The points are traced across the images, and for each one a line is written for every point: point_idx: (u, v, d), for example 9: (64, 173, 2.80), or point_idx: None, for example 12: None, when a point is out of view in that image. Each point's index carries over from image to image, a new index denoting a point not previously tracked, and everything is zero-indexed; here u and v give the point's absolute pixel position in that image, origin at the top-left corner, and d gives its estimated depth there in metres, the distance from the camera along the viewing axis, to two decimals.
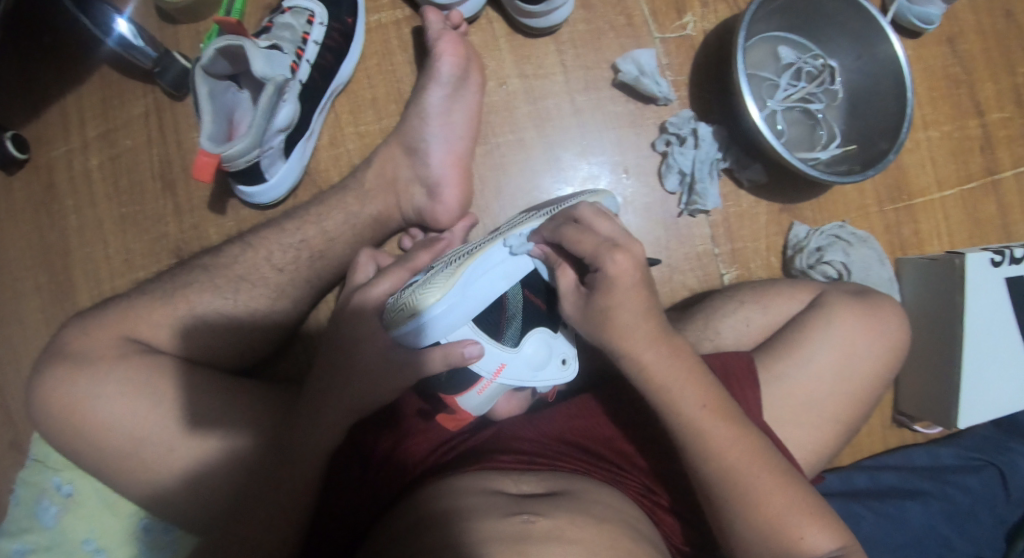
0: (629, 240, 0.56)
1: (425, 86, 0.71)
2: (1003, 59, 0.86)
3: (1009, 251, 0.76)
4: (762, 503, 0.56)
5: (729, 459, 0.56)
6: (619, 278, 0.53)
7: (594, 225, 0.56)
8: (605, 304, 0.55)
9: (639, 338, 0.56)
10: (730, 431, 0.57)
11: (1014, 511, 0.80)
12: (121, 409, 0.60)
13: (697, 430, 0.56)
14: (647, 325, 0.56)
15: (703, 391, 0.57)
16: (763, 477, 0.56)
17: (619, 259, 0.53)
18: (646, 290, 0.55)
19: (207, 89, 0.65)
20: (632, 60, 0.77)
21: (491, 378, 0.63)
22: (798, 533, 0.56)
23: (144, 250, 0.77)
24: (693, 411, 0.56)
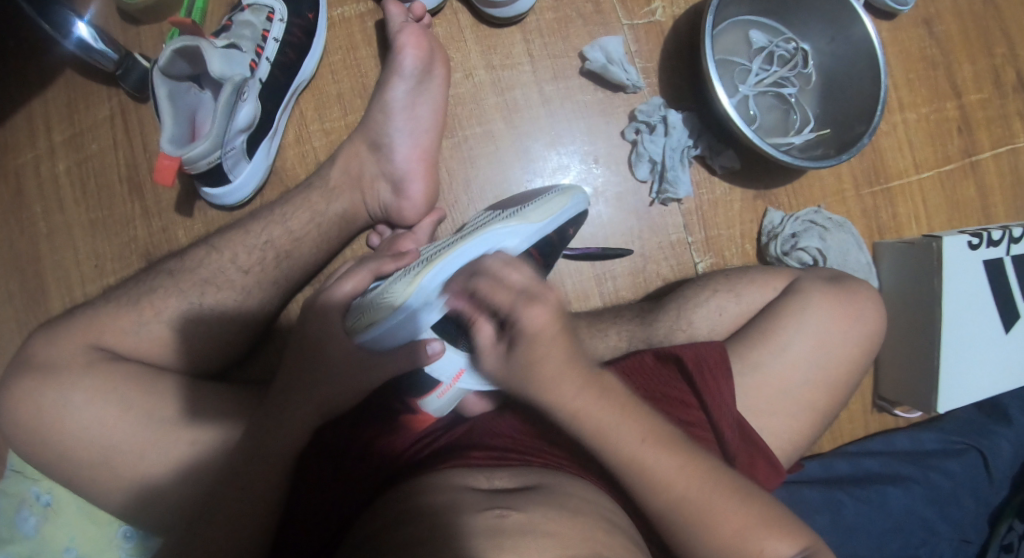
0: (547, 289, 0.53)
1: (388, 80, 0.70)
2: (980, 39, 0.84)
3: (986, 234, 0.75)
4: (719, 524, 0.55)
5: (678, 486, 0.55)
6: (538, 334, 0.51)
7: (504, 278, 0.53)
8: (525, 363, 0.52)
9: (564, 388, 0.53)
10: (676, 461, 0.55)
11: (996, 493, 0.80)
12: (88, 418, 0.59)
13: (640, 463, 0.55)
14: (570, 374, 0.53)
15: (642, 422, 0.56)
16: (726, 495, 0.56)
17: (533, 313, 0.50)
18: (565, 339, 0.53)
19: (166, 91, 0.64)
20: (599, 47, 0.76)
21: (448, 383, 0.66)
22: (760, 545, 0.55)
23: (113, 255, 0.76)
24: (631, 445, 0.55)
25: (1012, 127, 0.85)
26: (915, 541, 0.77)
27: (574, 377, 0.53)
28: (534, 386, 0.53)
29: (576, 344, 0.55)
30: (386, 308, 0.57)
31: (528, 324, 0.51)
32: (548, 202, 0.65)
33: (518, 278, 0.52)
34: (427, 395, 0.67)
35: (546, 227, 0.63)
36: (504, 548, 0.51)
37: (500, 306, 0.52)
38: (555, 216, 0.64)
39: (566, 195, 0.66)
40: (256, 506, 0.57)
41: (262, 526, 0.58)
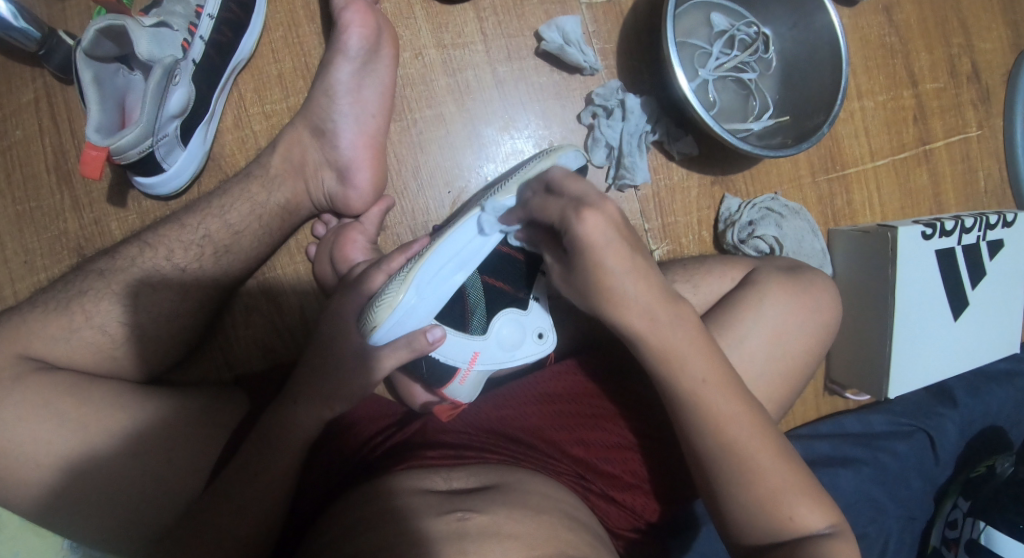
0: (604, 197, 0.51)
1: (332, 61, 0.66)
2: (938, 29, 0.84)
3: (939, 224, 0.76)
4: (763, 476, 0.56)
5: (733, 429, 0.57)
6: (593, 241, 0.49)
7: (564, 188, 0.53)
8: (586, 274, 0.51)
9: (635, 301, 0.53)
10: (735, 405, 0.57)
11: (940, 472, 0.83)
12: (18, 434, 0.56)
13: (706, 395, 0.57)
14: (639, 285, 0.53)
15: (712, 363, 0.57)
16: (769, 452, 0.57)
17: (588, 220, 0.48)
18: (626, 246, 0.51)
19: (91, 75, 0.60)
20: (556, 27, 0.72)
21: (467, 367, 0.65)
22: (791, 512, 0.56)
23: (43, 251, 0.71)
24: (694, 380, 0.57)
25: (965, 117, 0.85)
26: (864, 520, 0.79)
27: (648, 296, 0.53)
28: (594, 288, 0.53)
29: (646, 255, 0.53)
30: (387, 309, 0.57)
31: (579, 227, 0.49)
32: (529, 170, 0.64)
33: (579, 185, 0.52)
34: (449, 384, 0.66)
35: None
36: (469, 551, 0.52)
37: (552, 216, 0.52)
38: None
39: (550, 158, 0.66)
40: (259, 500, 0.58)
41: (254, 528, 0.57)
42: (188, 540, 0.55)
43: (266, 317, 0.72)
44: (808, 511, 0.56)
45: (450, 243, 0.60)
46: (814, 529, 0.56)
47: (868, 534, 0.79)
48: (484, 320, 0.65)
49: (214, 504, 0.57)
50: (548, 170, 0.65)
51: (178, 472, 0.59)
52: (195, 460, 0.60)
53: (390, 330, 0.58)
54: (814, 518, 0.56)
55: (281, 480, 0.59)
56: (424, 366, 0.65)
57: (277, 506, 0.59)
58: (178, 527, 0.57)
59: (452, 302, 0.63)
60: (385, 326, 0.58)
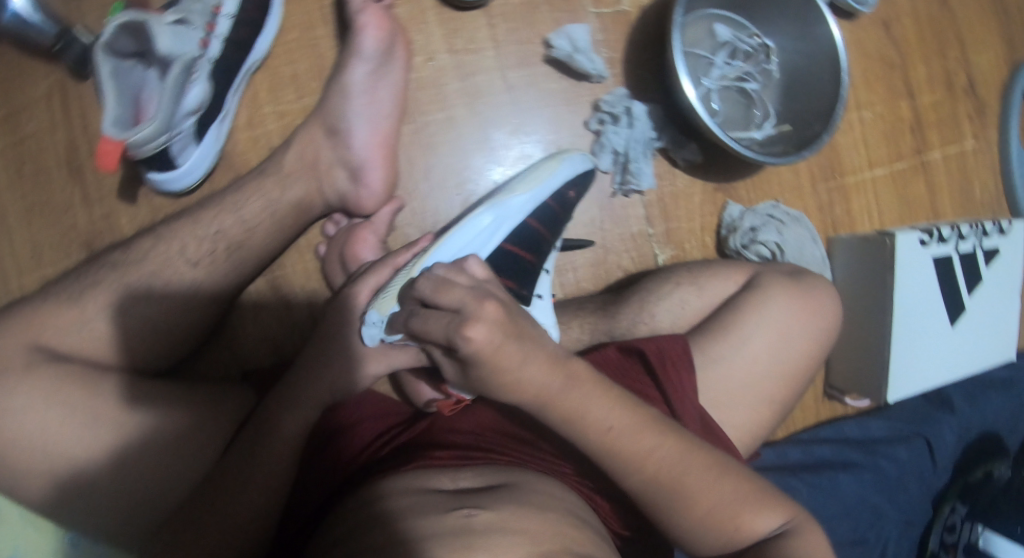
0: (479, 296, 0.48)
1: (348, 62, 0.67)
2: (935, 43, 0.86)
3: (936, 231, 0.78)
4: (697, 501, 0.56)
5: (654, 463, 0.55)
6: (483, 351, 0.47)
7: (437, 299, 0.50)
8: (484, 374, 0.49)
9: (531, 387, 0.51)
10: (646, 442, 0.55)
11: (939, 477, 0.84)
12: (29, 422, 0.56)
13: (618, 446, 0.54)
14: (537, 368, 0.51)
15: (614, 410, 0.55)
16: (704, 471, 0.56)
17: (473, 331, 0.46)
18: (514, 340, 0.49)
19: (109, 69, 0.61)
20: (565, 35, 0.75)
21: None
22: (736, 522, 0.57)
23: (51, 244, 0.71)
24: (600, 432, 0.53)
25: (961, 129, 0.87)
26: (865, 525, 0.80)
27: (547, 383, 0.52)
28: (496, 385, 0.51)
29: (532, 335, 0.51)
30: (390, 298, 0.59)
31: (467, 347, 0.47)
32: (535, 172, 0.67)
33: (452, 294, 0.48)
34: (451, 380, 0.66)
35: (538, 194, 0.65)
36: (476, 546, 0.51)
37: (439, 335, 0.49)
38: (545, 181, 0.66)
39: (556, 161, 0.68)
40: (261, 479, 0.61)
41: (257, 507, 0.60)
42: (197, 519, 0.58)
43: (273, 315, 0.72)
44: (756, 518, 0.57)
45: (457, 236, 0.60)
46: (763, 532, 0.58)
47: (867, 539, 0.80)
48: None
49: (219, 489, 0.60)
50: (553, 171, 0.67)
51: (186, 460, 0.61)
52: (201, 448, 0.62)
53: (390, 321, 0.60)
54: (763, 521, 0.58)
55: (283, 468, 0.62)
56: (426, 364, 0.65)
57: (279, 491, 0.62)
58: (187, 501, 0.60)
59: None
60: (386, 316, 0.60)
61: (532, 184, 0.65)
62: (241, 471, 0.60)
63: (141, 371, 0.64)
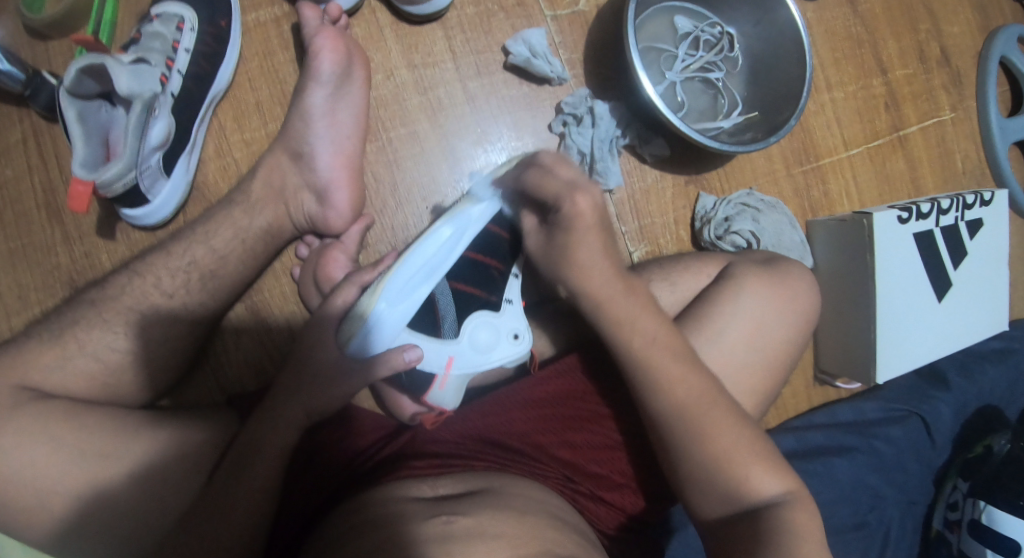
0: (587, 185, 0.56)
1: (306, 86, 0.68)
2: (904, 16, 0.85)
3: (915, 208, 0.77)
4: (716, 438, 0.58)
5: (684, 390, 0.59)
6: (581, 218, 0.56)
7: (551, 171, 0.57)
8: (565, 242, 0.58)
9: (597, 275, 0.59)
10: (681, 368, 0.59)
11: (937, 456, 0.83)
12: (17, 462, 0.58)
13: (652, 361, 0.59)
14: (604, 262, 0.59)
15: (662, 326, 0.61)
16: (724, 411, 0.59)
17: (583, 201, 0.55)
18: (602, 229, 0.58)
19: (75, 112, 0.63)
20: (522, 40, 0.74)
21: (444, 372, 0.67)
22: (742, 490, 0.58)
23: (36, 285, 0.74)
24: (645, 341, 0.60)
25: (937, 101, 0.86)
26: (863, 509, 0.79)
27: (605, 267, 0.60)
28: (568, 261, 0.59)
29: (613, 236, 0.60)
30: (359, 321, 0.61)
31: (574, 208, 0.55)
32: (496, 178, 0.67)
33: (565, 172, 0.56)
34: (430, 390, 0.68)
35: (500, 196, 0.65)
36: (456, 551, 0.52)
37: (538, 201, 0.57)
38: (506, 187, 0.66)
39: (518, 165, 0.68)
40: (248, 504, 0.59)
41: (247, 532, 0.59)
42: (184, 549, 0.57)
43: (256, 338, 0.74)
44: (763, 475, 0.58)
45: (419, 252, 0.62)
46: (769, 494, 0.58)
47: (867, 522, 0.79)
48: (455, 324, 0.67)
49: (206, 516, 0.58)
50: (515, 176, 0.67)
51: (171, 489, 0.61)
52: (185, 480, 0.62)
53: (361, 342, 0.62)
54: (769, 484, 0.58)
55: (265, 493, 0.60)
56: (403, 375, 0.67)
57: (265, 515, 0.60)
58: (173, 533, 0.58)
59: (422, 311, 0.65)
60: (357, 338, 0.61)
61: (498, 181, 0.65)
62: (224, 499, 0.59)
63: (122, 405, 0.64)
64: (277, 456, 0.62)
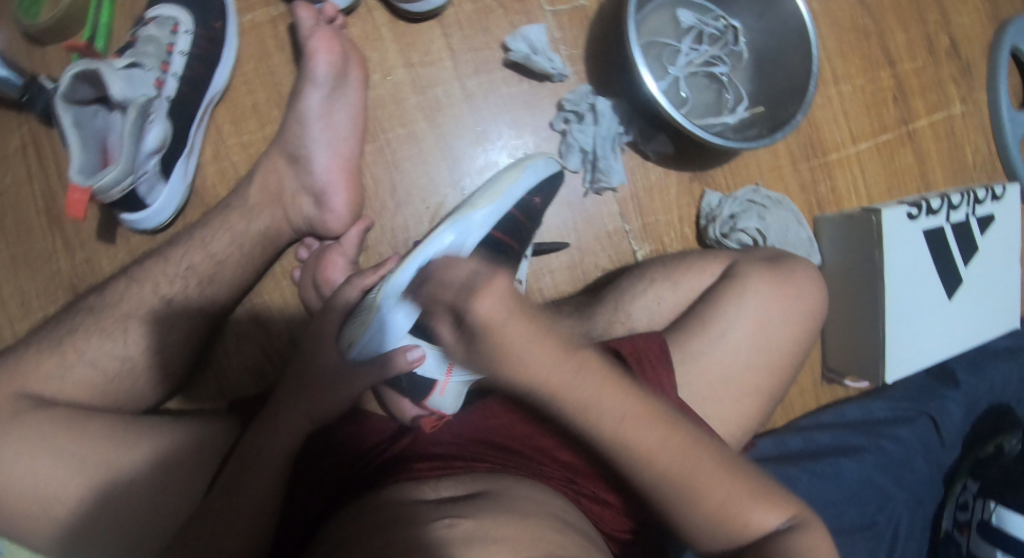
0: (489, 275, 0.47)
1: (302, 89, 0.67)
2: (912, 6, 0.83)
3: (924, 204, 0.75)
4: (705, 497, 0.56)
5: (662, 459, 0.55)
6: (491, 322, 0.45)
7: (444, 277, 0.49)
8: (491, 351, 0.47)
9: (537, 369, 0.49)
10: (656, 435, 0.54)
11: (948, 454, 0.82)
12: (20, 470, 0.58)
13: (625, 437, 0.54)
14: (541, 350, 0.48)
15: (628, 400, 0.54)
16: (710, 467, 0.56)
17: (484, 303, 0.45)
18: (522, 316, 0.47)
19: (71, 119, 0.62)
20: (522, 37, 0.73)
21: (444, 379, 0.66)
22: (743, 519, 0.56)
23: (38, 291, 0.74)
24: (613, 422, 0.53)
25: (947, 93, 0.84)
26: (872, 509, 0.78)
27: (553, 358, 0.49)
28: (499, 367, 0.48)
29: (539, 319, 0.49)
30: (360, 326, 0.62)
31: (472, 316, 0.45)
32: (497, 183, 0.66)
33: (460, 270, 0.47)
34: (429, 396, 0.67)
35: (500, 205, 0.64)
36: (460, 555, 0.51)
37: (446, 301, 0.47)
38: (507, 192, 0.65)
39: (518, 168, 0.67)
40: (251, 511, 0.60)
41: (251, 539, 0.59)
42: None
43: (256, 343, 0.74)
44: (762, 513, 0.56)
45: (423, 256, 0.60)
46: (769, 527, 0.56)
47: (875, 522, 0.78)
48: None
49: (206, 527, 0.58)
50: (516, 179, 0.66)
51: (174, 497, 0.61)
52: (186, 489, 0.62)
53: (364, 346, 0.62)
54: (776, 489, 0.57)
55: (267, 501, 0.61)
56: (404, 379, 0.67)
57: (267, 522, 0.61)
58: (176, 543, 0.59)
59: None
60: (357, 343, 0.62)
61: (494, 196, 0.65)
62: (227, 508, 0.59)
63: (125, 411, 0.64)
64: (278, 463, 0.62)
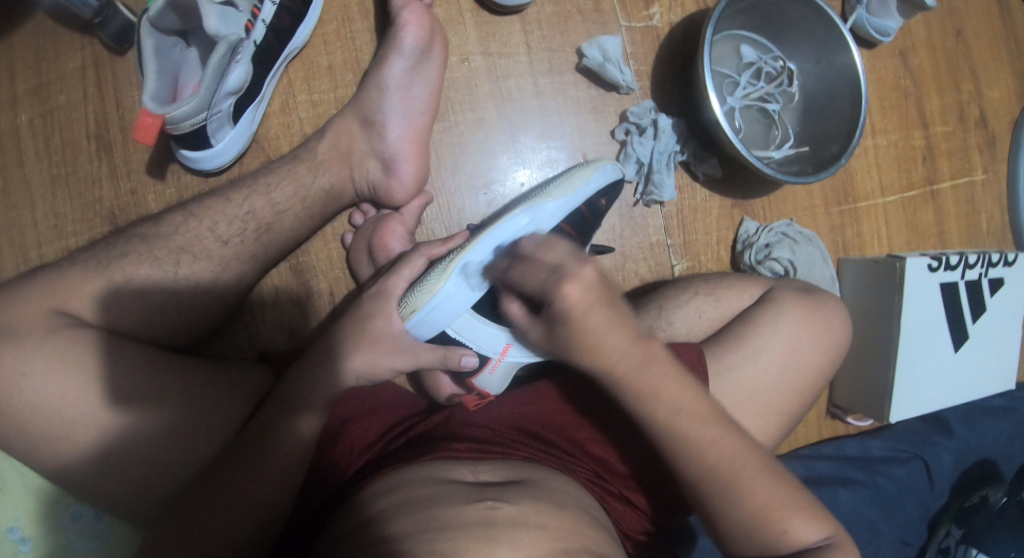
0: (579, 262, 0.52)
1: (387, 56, 0.68)
2: (950, 76, 0.89)
3: (945, 259, 0.80)
4: (752, 494, 0.57)
5: (714, 455, 0.57)
6: (575, 307, 0.51)
7: (537, 255, 0.54)
8: (571, 331, 0.53)
9: (610, 351, 0.54)
10: (713, 431, 0.57)
11: (935, 500, 0.86)
12: (49, 389, 0.56)
13: (681, 428, 0.57)
14: (617, 336, 0.54)
15: (687, 395, 0.57)
16: (756, 470, 0.57)
17: (570, 292, 0.51)
18: (604, 305, 0.53)
19: (153, 45, 0.62)
20: (597, 45, 0.76)
21: (497, 357, 0.68)
22: (783, 526, 0.57)
23: (75, 216, 0.72)
24: (669, 411, 0.56)
25: (971, 161, 0.90)
26: (863, 542, 0.81)
27: (625, 347, 0.55)
28: (578, 347, 0.55)
29: (619, 304, 0.54)
30: (426, 295, 0.62)
31: (563, 302, 0.51)
32: (570, 178, 0.68)
33: (553, 256, 0.53)
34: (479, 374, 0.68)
35: (573, 200, 0.67)
36: (498, 540, 0.52)
37: (534, 287, 0.53)
38: (579, 188, 0.67)
39: (590, 167, 0.69)
40: (281, 461, 0.59)
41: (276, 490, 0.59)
42: (210, 500, 0.57)
43: (295, 301, 0.73)
44: (799, 523, 0.57)
45: (498, 232, 0.63)
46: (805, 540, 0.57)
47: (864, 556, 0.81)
48: None
49: (234, 470, 0.58)
50: (587, 178, 0.68)
51: (202, 437, 0.61)
52: (214, 430, 0.61)
53: (424, 316, 0.62)
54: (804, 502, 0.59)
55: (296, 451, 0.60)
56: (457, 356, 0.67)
57: (293, 477, 0.60)
58: (202, 482, 0.58)
59: None
60: (418, 312, 0.62)
61: (571, 188, 0.67)
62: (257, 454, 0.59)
63: (160, 345, 0.64)
64: (313, 417, 0.62)
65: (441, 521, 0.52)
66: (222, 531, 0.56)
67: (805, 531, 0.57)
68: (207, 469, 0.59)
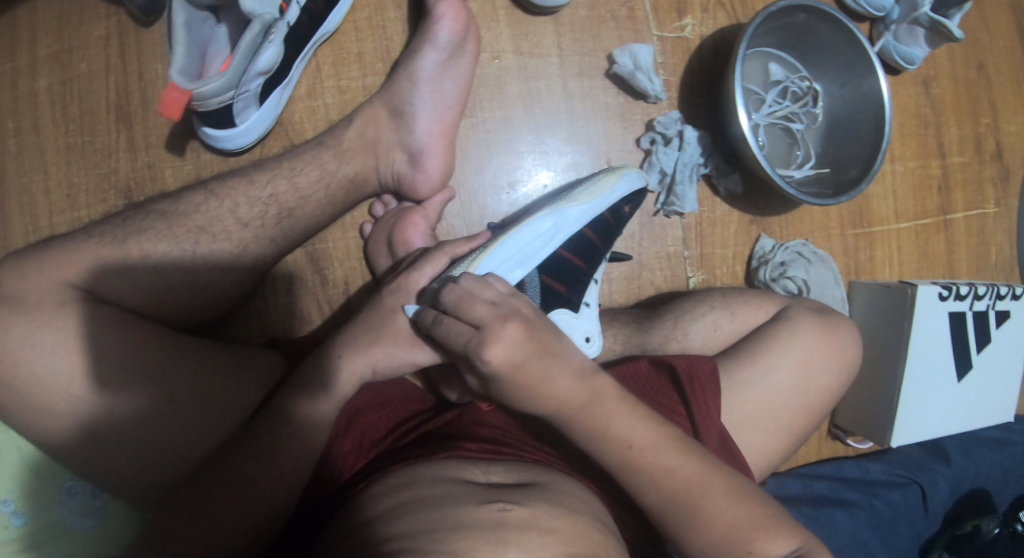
0: (501, 319, 0.53)
1: (420, 48, 0.67)
2: (969, 108, 0.90)
3: (955, 288, 0.81)
4: (716, 517, 0.54)
5: (673, 482, 0.54)
6: (499, 370, 0.52)
7: (462, 311, 0.54)
8: (506, 387, 0.54)
9: (553, 395, 0.54)
10: (678, 457, 0.54)
11: (929, 526, 0.86)
12: (56, 362, 0.54)
13: (643, 461, 0.54)
14: (558, 377, 0.54)
15: (641, 425, 0.54)
16: (722, 488, 0.54)
17: (491, 355, 0.51)
18: (534, 355, 0.53)
19: (183, 18, 0.61)
20: (629, 53, 0.76)
21: None
22: (749, 547, 0.53)
23: (89, 187, 0.70)
24: (625, 447, 0.54)
25: (984, 193, 0.91)
26: None
27: (568, 385, 0.54)
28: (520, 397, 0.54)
29: (555, 349, 0.54)
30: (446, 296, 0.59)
31: (486, 364, 0.52)
32: (596, 184, 0.68)
33: (475, 311, 0.53)
34: None
35: (598, 206, 0.66)
36: (509, 542, 0.49)
37: (461, 346, 0.53)
38: (605, 195, 0.67)
39: (616, 175, 0.69)
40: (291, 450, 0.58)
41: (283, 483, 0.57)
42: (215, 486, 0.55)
43: (310, 289, 0.73)
44: (771, 542, 0.53)
45: (520, 236, 0.61)
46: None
47: None
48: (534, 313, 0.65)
49: (242, 457, 0.57)
50: (614, 184, 0.68)
51: (211, 421, 0.60)
52: (223, 414, 0.60)
53: None
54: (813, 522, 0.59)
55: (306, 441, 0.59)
56: None
57: (300, 471, 0.58)
58: (207, 467, 0.57)
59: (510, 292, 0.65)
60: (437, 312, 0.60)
61: (593, 196, 0.66)
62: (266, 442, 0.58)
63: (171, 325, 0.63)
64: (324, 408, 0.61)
65: (424, 530, 0.49)
66: (224, 519, 0.54)
67: (779, 544, 0.54)
68: (215, 453, 0.58)
